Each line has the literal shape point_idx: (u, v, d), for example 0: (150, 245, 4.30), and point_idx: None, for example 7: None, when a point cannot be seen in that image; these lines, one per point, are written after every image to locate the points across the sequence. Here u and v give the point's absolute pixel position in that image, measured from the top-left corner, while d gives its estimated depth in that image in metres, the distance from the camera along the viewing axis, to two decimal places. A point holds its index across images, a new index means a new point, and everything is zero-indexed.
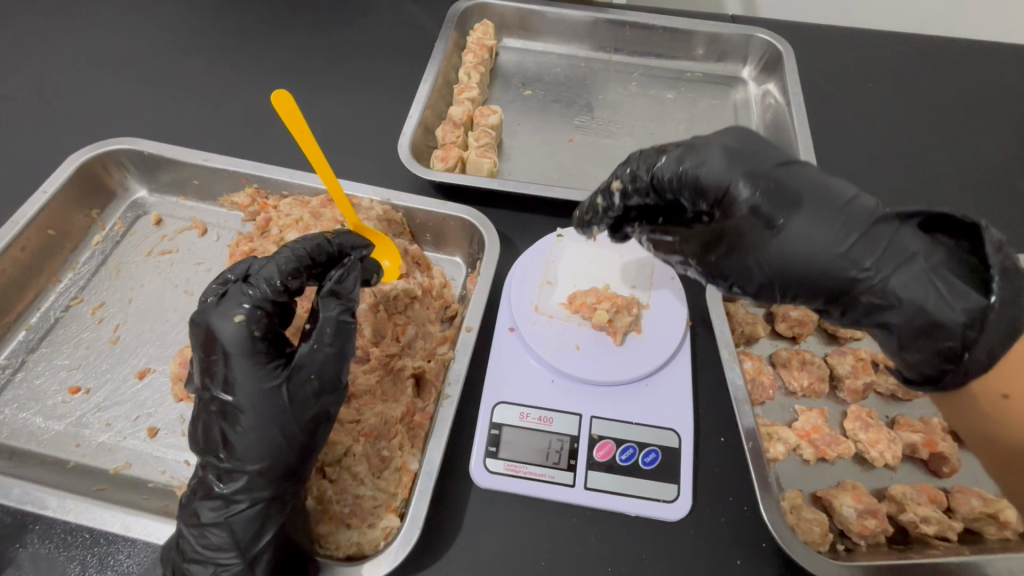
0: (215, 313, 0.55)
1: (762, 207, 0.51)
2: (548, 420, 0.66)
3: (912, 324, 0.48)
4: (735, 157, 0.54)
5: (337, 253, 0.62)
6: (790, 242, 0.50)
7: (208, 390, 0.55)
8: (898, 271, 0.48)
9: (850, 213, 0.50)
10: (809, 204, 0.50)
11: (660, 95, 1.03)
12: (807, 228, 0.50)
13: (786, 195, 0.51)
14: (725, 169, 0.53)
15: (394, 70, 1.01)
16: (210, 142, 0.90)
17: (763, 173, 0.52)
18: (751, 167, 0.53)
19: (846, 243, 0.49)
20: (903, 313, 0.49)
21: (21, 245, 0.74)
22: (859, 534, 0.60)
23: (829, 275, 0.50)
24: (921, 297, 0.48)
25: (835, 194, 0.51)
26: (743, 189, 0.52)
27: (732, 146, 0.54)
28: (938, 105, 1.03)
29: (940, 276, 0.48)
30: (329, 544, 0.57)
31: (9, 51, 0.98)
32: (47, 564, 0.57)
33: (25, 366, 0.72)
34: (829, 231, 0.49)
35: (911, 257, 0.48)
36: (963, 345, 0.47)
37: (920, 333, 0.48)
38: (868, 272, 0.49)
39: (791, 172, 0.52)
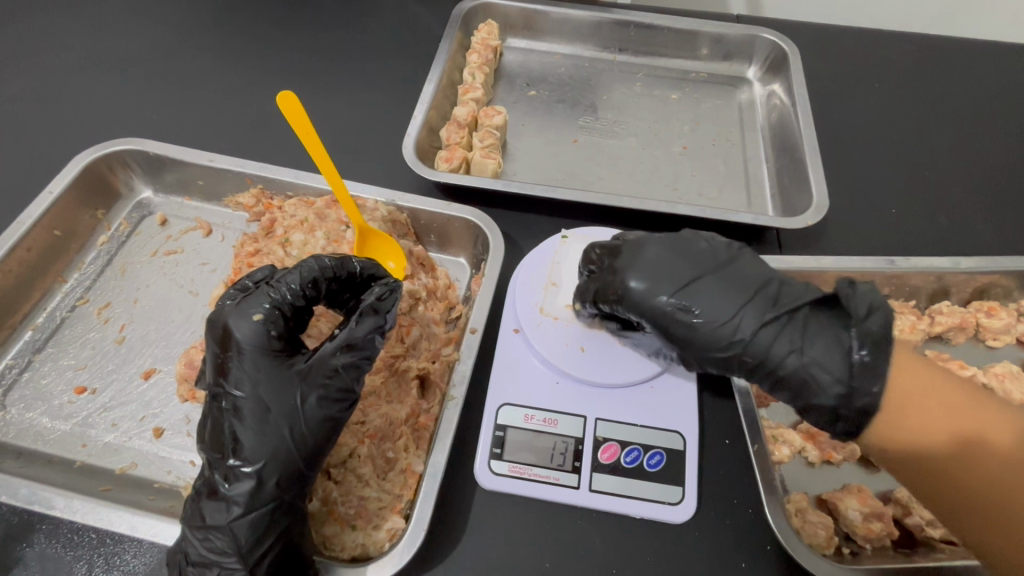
0: (235, 312, 0.57)
1: (668, 314, 0.56)
2: (553, 422, 0.66)
3: (801, 404, 0.54)
4: (646, 265, 0.58)
5: (360, 273, 0.63)
6: (693, 345, 0.56)
7: (219, 387, 0.56)
8: (782, 362, 0.53)
9: (745, 311, 0.55)
10: (708, 308, 0.55)
11: (665, 96, 1.03)
12: (709, 332, 0.55)
13: (686, 300, 0.56)
14: (635, 283, 0.58)
15: (399, 70, 1.01)
16: (215, 142, 0.90)
17: (667, 282, 0.57)
18: (658, 275, 0.57)
19: (739, 340, 0.54)
20: (792, 397, 0.54)
21: (28, 245, 0.75)
22: (864, 537, 0.60)
23: (730, 365, 0.56)
24: (804, 385, 0.52)
25: (734, 295, 0.55)
26: (649, 301, 0.57)
27: (650, 257, 0.59)
28: (944, 105, 1.03)
29: (821, 365, 0.52)
30: (335, 546, 0.58)
31: (17, 51, 0.99)
32: (54, 564, 0.57)
33: (31, 366, 0.72)
34: (725, 331, 0.55)
35: (800, 346, 0.52)
36: (835, 419, 0.52)
37: (806, 410, 0.54)
38: (757, 365, 0.54)
39: (694, 278, 0.57)
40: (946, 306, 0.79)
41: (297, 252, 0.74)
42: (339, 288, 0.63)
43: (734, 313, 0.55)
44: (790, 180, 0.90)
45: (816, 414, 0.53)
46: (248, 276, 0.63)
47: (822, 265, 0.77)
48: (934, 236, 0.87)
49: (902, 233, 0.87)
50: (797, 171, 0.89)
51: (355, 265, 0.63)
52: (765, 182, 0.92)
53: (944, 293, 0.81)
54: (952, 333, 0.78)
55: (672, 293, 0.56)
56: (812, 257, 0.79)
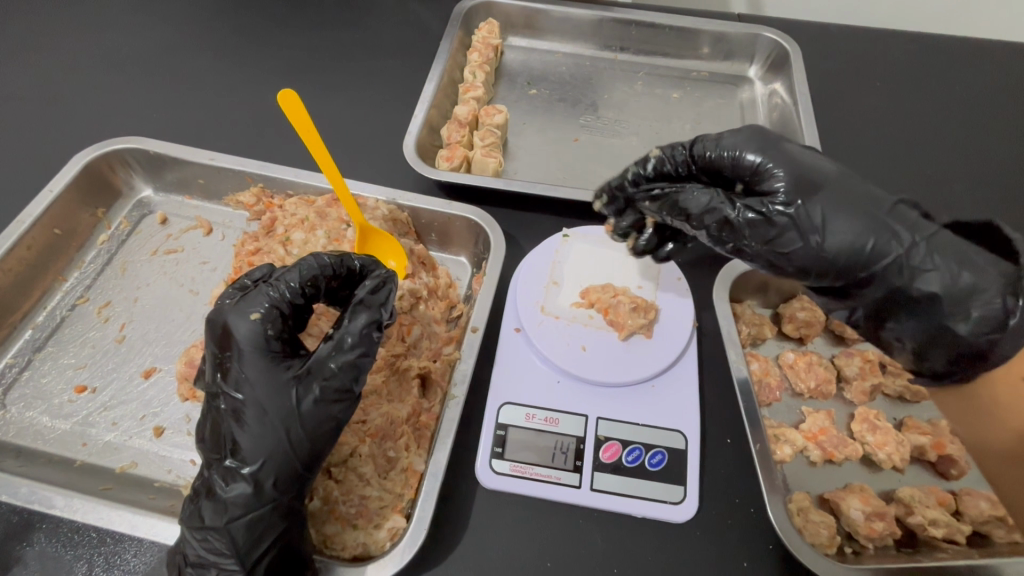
0: (234, 311, 0.56)
1: (795, 184, 0.55)
2: (554, 421, 0.66)
3: (956, 290, 0.51)
4: (767, 137, 0.58)
5: (359, 270, 0.63)
6: (825, 209, 0.54)
7: (216, 387, 0.56)
8: (924, 243, 0.53)
9: (869, 196, 0.55)
10: (835, 185, 0.55)
11: (666, 95, 1.02)
12: (840, 205, 0.54)
13: (813, 177, 0.55)
14: (762, 148, 0.58)
15: (399, 69, 1.01)
16: (215, 142, 0.90)
17: (793, 159, 0.57)
18: (781, 148, 0.58)
19: (871, 218, 0.54)
20: (942, 281, 0.52)
21: (27, 244, 0.74)
22: (867, 536, 0.60)
23: (861, 244, 0.53)
24: (952, 267, 0.52)
25: (853, 185, 0.56)
26: (775, 163, 0.57)
27: (766, 135, 0.59)
28: (946, 104, 1.02)
29: (963, 247, 0.52)
30: (336, 545, 0.57)
31: (15, 50, 0.99)
32: (53, 563, 0.57)
33: (32, 365, 0.72)
34: (855, 208, 0.54)
35: (935, 232, 0.53)
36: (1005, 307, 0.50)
37: (965, 297, 0.51)
38: (899, 242, 0.53)
39: (812, 160, 0.57)
40: None
41: (297, 251, 0.74)
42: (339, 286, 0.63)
43: (857, 196, 0.55)
44: None
45: (973, 306, 0.51)
46: (247, 274, 0.63)
47: None
48: None
49: None
50: None
51: (355, 261, 0.63)
52: None
53: None
54: None
55: (795, 164, 0.56)
56: None
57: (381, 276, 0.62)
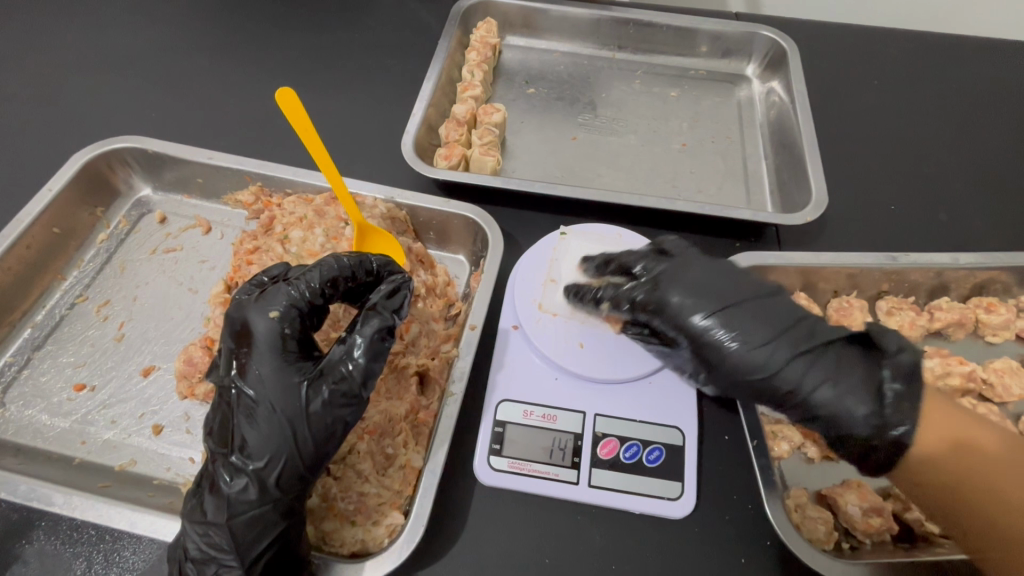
0: (254, 308, 0.58)
1: (705, 335, 0.59)
2: (553, 418, 0.66)
3: (829, 431, 0.56)
4: (695, 281, 0.61)
5: (375, 273, 0.64)
6: (725, 354, 0.58)
7: (230, 381, 0.56)
8: (819, 386, 0.55)
9: (793, 332, 0.57)
10: (752, 325, 0.58)
11: (663, 93, 1.03)
12: (748, 345, 0.57)
13: (724, 319, 0.58)
14: (685, 288, 0.60)
15: (397, 68, 1.01)
16: (213, 141, 0.90)
17: (712, 300, 0.59)
18: (701, 294, 0.60)
19: (775, 356, 0.56)
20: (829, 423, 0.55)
21: (27, 243, 0.75)
22: (864, 532, 0.60)
23: (760, 383, 0.57)
24: (840, 408, 0.54)
25: (769, 328, 0.57)
26: (697, 316, 0.59)
27: (691, 280, 0.61)
28: (943, 102, 1.03)
29: (851, 378, 0.55)
30: (335, 541, 0.58)
31: (14, 50, 0.99)
32: (52, 561, 0.57)
33: (31, 363, 0.72)
34: (764, 349, 0.57)
35: (832, 377, 0.55)
36: (874, 448, 0.54)
37: (835, 435, 0.55)
38: (799, 384, 0.55)
39: (735, 306, 0.59)
40: (945, 302, 0.80)
41: (296, 249, 0.74)
42: (355, 289, 0.63)
43: (771, 340, 0.57)
44: (790, 176, 0.90)
45: (851, 441, 0.54)
46: (263, 272, 0.64)
47: (822, 260, 0.76)
48: (933, 233, 0.87)
49: (902, 230, 0.87)
50: (796, 167, 0.89)
51: (373, 262, 0.64)
52: (764, 180, 0.92)
53: (943, 289, 0.81)
54: (951, 328, 0.78)
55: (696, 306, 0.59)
56: (813, 253, 0.79)
57: (393, 281, 0.63)
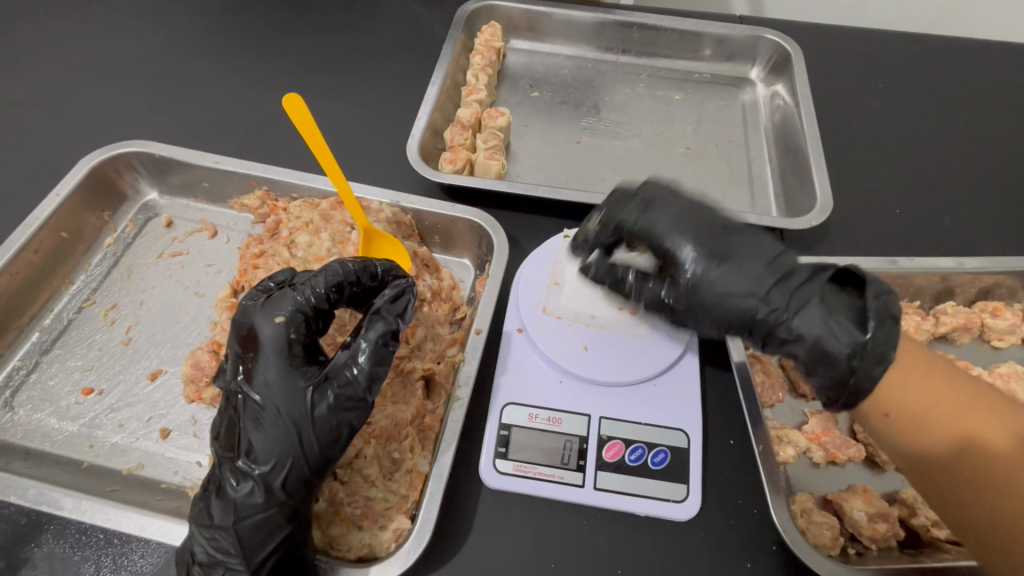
0: (260, 313, 0.58)
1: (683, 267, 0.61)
2: (558, 421, 0.67)
3: (809, 353, 0.55)
4: (677, 215, 0.63)
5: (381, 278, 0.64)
6: (724, 260, 0.59)
7: (236, 386, 0.57)
8: (802, 313, 0.55)
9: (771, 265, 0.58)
10: (742, 258, 0.59)
11: (667, 97, 1.03)
12: (730, 277, 0.58)
13: (720, 248, 0.60)
14: (668, 224, 0.62)
15: (402, 72, 1.02)
16: (219, 145, 0.91)
17: (690, 228, 0.62)
18: (685, 220, 0.62)
19: (759, 287, 0.57)
20: (806, 347, 0.55)
21: (35, 248, 0.75)
22: (870, 538, 0.60)
23: (747, 313, 0.58)
24: (829, 333, 0.54)
25: (746, 266, 0.58)
26: (683, 241, 0.61)
27: (677, 210, 0.63)
28: (947, 105, 1.03)
29: (836, 307, 0.55)
30: (341, 546, 0.58)
31: (23, 55, 0.99)
32: (61, 564, 0.58)
33: (39, 367, 0.73)
34: (751, 277, 0.58)
35: (809, 301, 0.55)
36: (847, 371, 0.53)
37: (815, 361, 0.55)
38: (772, 310, 0.56)
39: (720, 232, 0.61)
40: (950, 307, 0.79)
41: (302, 253, 0.74)
42: (361, 294, 0.63)
43: (753, 268, 0.58)
44: (794, 180, 0.90)
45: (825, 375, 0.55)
46: (270, 279, 0.65)
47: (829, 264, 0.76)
48: (939, 236, 0.87)
49: (906, 234, 0.87)
50: (801, 171, 0.89)
51: (377, 266, 0.64)
52: (769, 183, 0.92)
53: (949, 293, 0.81)
54: (957, 333, 0.78)
55: (703, 240, 0.61)
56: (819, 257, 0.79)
57: (398, 285, 0.63)
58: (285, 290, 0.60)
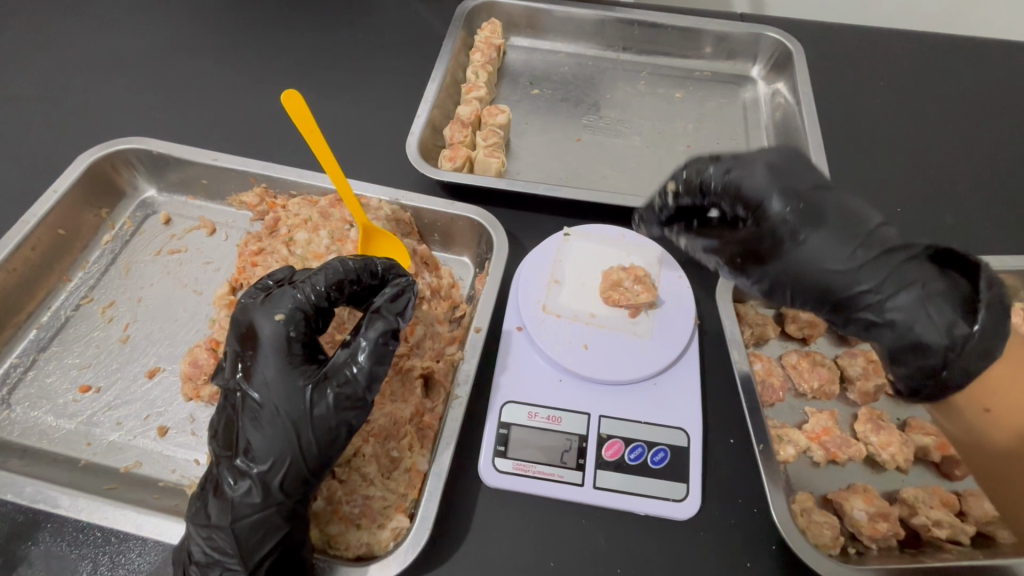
0: (259, 310, 0.58)
1: (771, 227, 0.55)
2: (557, 420, 0.66)
3: (898, 342, 0.52)
4: (774, 171, 0.57)
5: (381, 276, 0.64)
6: (825, 228, 0.53)
7: (235, 384, 0.57)
8: (897, 295, 0.51)
9: (869, 239, 0.53)
10: (832, 225, 0.54)
11: (668, 95, 1.02)
12: (827, 245, 0.53)
13: (815, 211, 0.54)
14: (762, 182, 0.56)
15: (401, 70, 1.01)
16: (217, 142, 0.90)
17: (790, 188, 0.55)
18: (782, 181, 0.56)
19: (853, 262, 0.53)
20: (897, 332, 0.52)
21: (32, 245, 0.75)
22: (870, 537, 0.60)
23: (834, 288, 0.54)
24: (923, 323, 0.50)
25: (842, 233, 0.53)
26: (775, 203, 0.55)
27: (773, 160, 0.57)
28: (949, 104, 1.02)
29: (935, 304, 0.50)
30: (339, 545, 0.57)
31: (21, 51, 0.99)
32: (58, 562, 0.57)
33: (37, 365, 0.72)
34: (845, 249, 0.53)
35: (913, 284, 0.51)
36: (941, 363, 0.50)
37: (905, 349, 0.52)
38: (867, 289, 0.52)
39: (818, 192, 0.55)
40: None
41: (301, 251, 0.74)
42: (361, 292, 0.63)
43: (853, 238, 0.53)
44: None
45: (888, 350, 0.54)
46: (269, 277, 0.64)
47: None
48: (940, 235, 0.86)
49: (908, 232, 0.86)
50: None
51: (377, 265, 0.64)
52: None
53: None
54: None
55: (798, 198, 0.55)
56: None
57: (397, 284, 0.62)
58: (285, 287, 0.60)
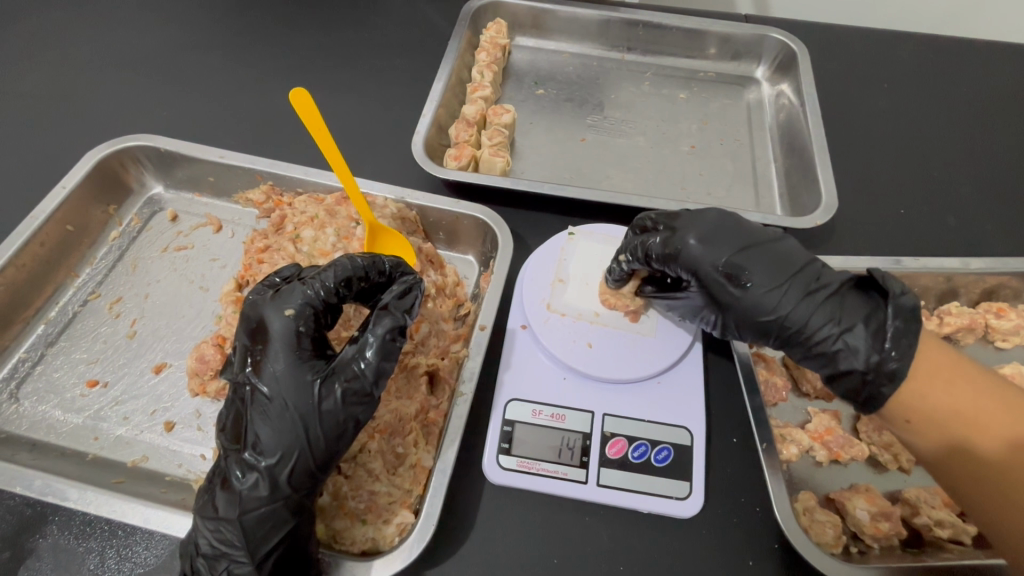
0: (269, 306, 0.58)
1: (718, 284, 0.61)
2: (561, 417, 0.67)
3: (833, 369, 0.59)
4: (709, 234, 0.62)
5: (387, 275, 0.64)
6: (764, 282, 0.60)
7: (244, 378, 0.57)
8: (825, 331, 0.58)
9: (795, 283, 0.60)
10: (762, 276, 0.60)
11: (672, 95, 1.03)
12: (762, 296, 0.60)
13: (745, 262, 0.61)
14: (698, 251, 0.62)
15: (407, 68, 1.02)
16: (224, 140, 0.91)
17: (724, 249, 0.62)
18: (717, 243, 0.62)
19: (783, 307, 0.60)
20: (825, 361, 0.59)
21: (41, 240, 0.75)
22: (872, 536, 0.60)
23: (775, 328, 0.61)
24: (846, 350, 0.57)
25: (776, 281, 0.60)
26: (712, 267, 0.61)
27: (706, 230, 0.63)
28: (954, 105, 1.02)
29: (855, 332, 0.57)
30: (344, 540, 0.58)
31: (29, 47, 1.00)
32: (66, 556, 0.58)
33: (44, 359, 0.73)
34: (777, 298, 0.60)
35: (836, 320, 0.58)
36: (864, 383, 0.57)
37: (834, 374, 0.59)
38: (796, 327, 0.59)
39: (752, 250, 0.62)
40: (954, 307, 0.79)
41: (307, 249, 0.74)
42: (368, 289, 0.63)
43: (784, 284, 0.60)
44: (798, 180, 0.90)
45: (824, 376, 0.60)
46: (275, 274, 0.65)
47: (834, 265, 0.76)
48: (944, 237, 0.86)
49: (911, 234, 0.87)
50: (806, 171, 0.88)
51: (385, 262, 0.64)
52: (773, 182, 0.92)
53: (953, 294, 0.81)
54: (961, 333, 0.77)
55: (733, 259, 0.61)
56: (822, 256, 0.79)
57: (405, 281, 0.63)
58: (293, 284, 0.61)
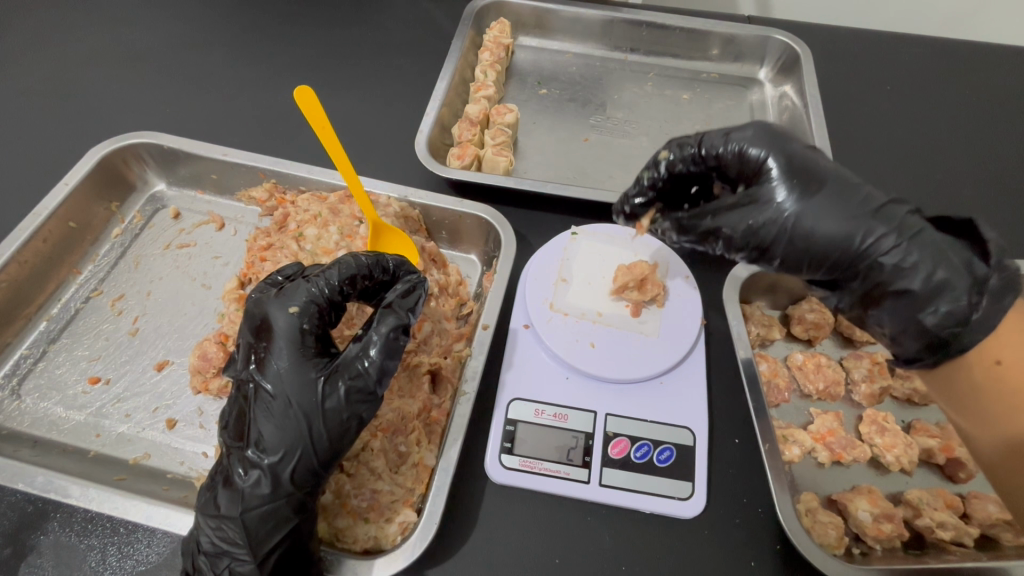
0: (273, 304, 0.58)
1: (788, 181, 0.55)
2: (563, 417, 0.67)
3: (925, 286, 0.52)
4: (776, 138, 0.57)
5: (391, 275, 0.65)
6: (836, 187, 0.55)
7: (248, 375, 0.57)
8: (913, 242, 0.53)
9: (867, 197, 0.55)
10: (834, 182, 0.55)
11: (675, 96, 1.03)
12: (834, 202, 0.55)
13: (814, 166, 0.56)
14: (765, 143, 0.57)
15: (410, 67, 1.02)
16: (227, 138, 0.91)
17: (791, 149, 0.57)
18: (782, 142, 0.57)
19: (863, 216, 0.54)
20: (917, 277, 0.52)
21: (44, 236, 0.75)
22: (875, 538, 0.60)
23: (850, 240, 0.54)
24: (941, 266, 0.52)
25: (845, 190, 0.55)
26: (777, 163, 0.56)
27: (770, 130, 0.58)
28: (957, 107, 1.03)
29: (945, 249, 0.52)
30: (347, 538, 0.58)
31: (33, 44, 1.00)
32: (67, 553, 0.58)
33: (46, 356, 0.73)
34: (851, 206, 0.54)
35: (922, 233, 0.53)
36: (969, 305, 0.50)
37: (932, 292, 0.52)
38: (882, 237, 0.53)
39: (817, 159, 0.57)
40: None
41: (310, 247, 0.74)
42: (371, 289, 0.63)
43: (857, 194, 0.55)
44: None
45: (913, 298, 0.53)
46: (278, 273, 0.65)
47: None
48: None
49: None
50: None
51: (389, 261, 0.64)
52: None
53: None
54: None
55: (802, 158, 0.56)
56: None
57: (408, 281, 0.63)
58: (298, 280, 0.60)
